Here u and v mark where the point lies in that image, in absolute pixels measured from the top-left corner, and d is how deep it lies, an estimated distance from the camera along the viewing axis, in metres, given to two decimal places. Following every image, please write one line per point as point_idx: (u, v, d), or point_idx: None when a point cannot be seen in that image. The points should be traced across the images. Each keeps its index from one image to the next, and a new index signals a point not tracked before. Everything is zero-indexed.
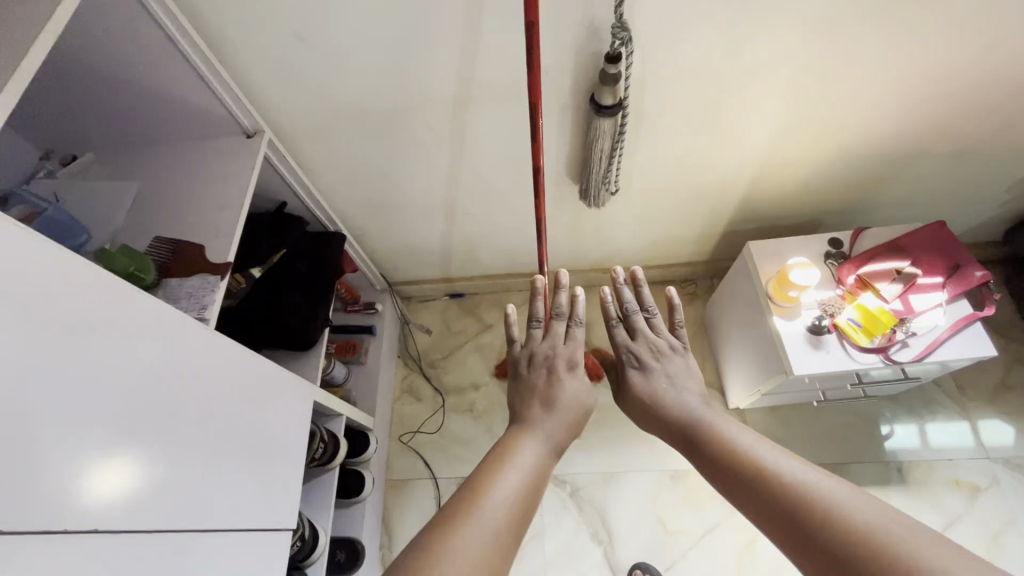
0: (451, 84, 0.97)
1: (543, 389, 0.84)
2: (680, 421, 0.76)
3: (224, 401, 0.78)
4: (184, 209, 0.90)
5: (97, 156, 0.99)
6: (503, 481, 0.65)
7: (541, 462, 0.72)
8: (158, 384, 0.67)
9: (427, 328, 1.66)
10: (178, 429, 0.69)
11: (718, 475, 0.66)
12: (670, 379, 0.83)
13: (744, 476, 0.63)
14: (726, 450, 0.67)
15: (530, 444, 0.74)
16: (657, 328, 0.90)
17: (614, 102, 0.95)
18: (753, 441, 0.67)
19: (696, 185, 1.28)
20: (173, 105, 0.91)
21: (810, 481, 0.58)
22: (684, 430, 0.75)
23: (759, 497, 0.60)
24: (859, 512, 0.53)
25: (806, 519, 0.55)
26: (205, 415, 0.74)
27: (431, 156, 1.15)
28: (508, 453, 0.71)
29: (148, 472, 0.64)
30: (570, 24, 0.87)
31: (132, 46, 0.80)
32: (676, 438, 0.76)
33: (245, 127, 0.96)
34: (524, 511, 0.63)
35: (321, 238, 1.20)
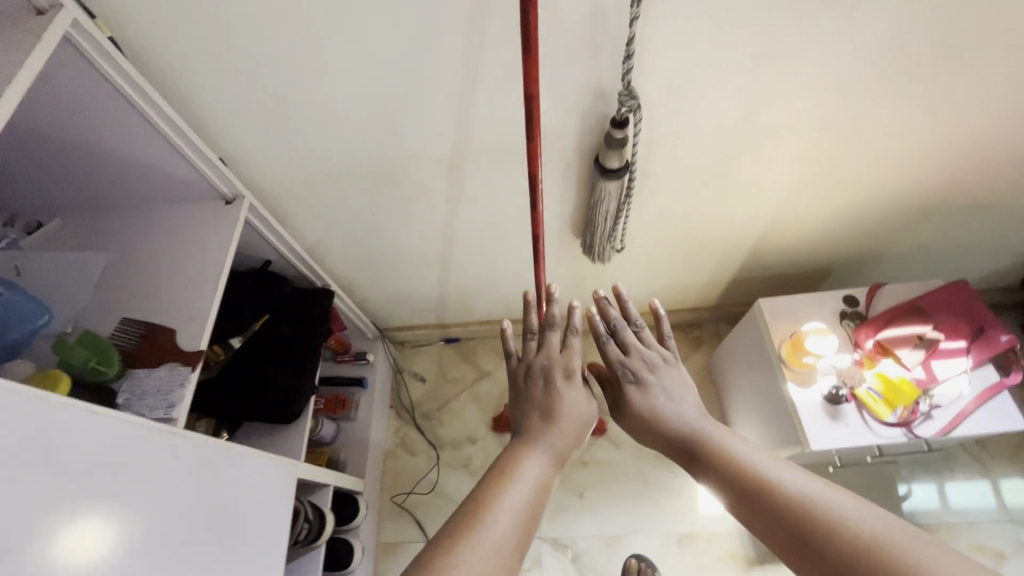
0: (445, 146, 0.92)
1: (541, 399, 0.71)
2: (678, 428, 0.66)
3: (189, 489, 0.70)
4: (154, 285, 0.83)
5: (65, 223, 0.92)
6: (501, 503, 0.55)
7: (542, 473, 0.61)
8: (104, 484, 0.59)
9: (421, 376, 1.58)
10: (129, 531, 0.61)
11: (720, 486, 0.58)
12: (666, 391, 0.71)
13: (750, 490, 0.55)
14: (730, 460, 0.58)
15: (528, 454, 0.63)
16: (647, 340, 0.78)
17: (621, 165, 0.89)
18: (755, 450, 0.59)
19: (703, 237, 1.22)
20: (142, 172, 0.85)
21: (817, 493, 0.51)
22: (682, 440, 0.65)
23: (769, 514, 0.52)
24: (876, 526, 0.47)
25: (822, 539, 0.48)
26: (163, 510, 0.66)
27: (425, 212, 1.08)
28: (505, 467, 0.60)
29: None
30: (574, 89, 0.81)
31: (96, 116, 0.74)
32: (673, 448, 0.66)
33: (223, 192, 0.89)
34: (523, 533, 0.53)
35: (309, 295, 1.13)
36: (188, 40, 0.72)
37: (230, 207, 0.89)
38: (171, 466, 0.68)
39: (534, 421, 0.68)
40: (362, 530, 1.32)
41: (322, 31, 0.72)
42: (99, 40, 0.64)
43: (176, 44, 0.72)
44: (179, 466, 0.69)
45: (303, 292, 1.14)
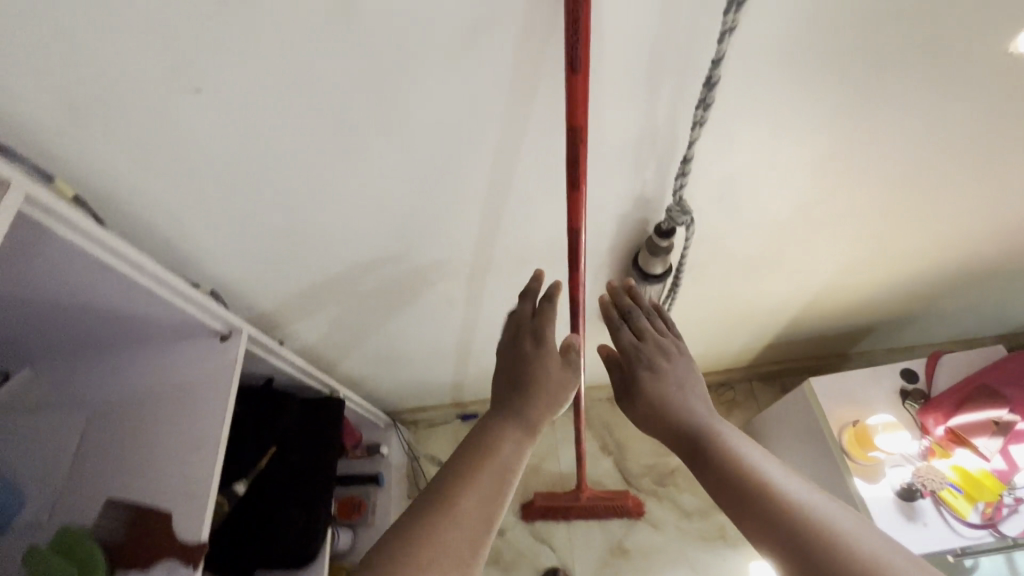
0: (466, 253, 0.82)
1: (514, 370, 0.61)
2: (681, 416, 0.56)
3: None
4: (143, 452, 0.71)
5: (34, 374, 0.79)
6: (471, 488, 0.49)
7: (518, 446, 0.54)
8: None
9: (439, 460, 1.47)
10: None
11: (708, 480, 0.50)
12: (679, 380, 0.60)
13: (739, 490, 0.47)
14: (727, 456, 0.49)
15: (507, 426, 0.55)
16: (663, 328, 0.68)
17: (665, 269, 0.79)
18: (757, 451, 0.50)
19: (743, 313, 1.12)
20: (120, 321, 0.73)
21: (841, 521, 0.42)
22: (683, 429, 0.55)
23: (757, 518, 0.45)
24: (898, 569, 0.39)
25: (814, 556, 0.41)
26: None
27: (441, 311, 0.98)
28: (477, 449, 0.53)
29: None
30: (614, 198, 0.71)
31: (61, 276, 0.63)
32: (671, 437, 0.56)
33: (217, 328, 0.78)
34: (485, 516, 0.48)
35: (316, 412, 1.03)
36: (170, 185, 0.61)
37: (227, 343, 0.78)
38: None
39: (512, 386, 0.60)
40: None
41: (331, 161, 0.62)
42: (61, 207, 0.53)
43: (155, 189, 0.61)
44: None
45: (310, 408, 1.03)
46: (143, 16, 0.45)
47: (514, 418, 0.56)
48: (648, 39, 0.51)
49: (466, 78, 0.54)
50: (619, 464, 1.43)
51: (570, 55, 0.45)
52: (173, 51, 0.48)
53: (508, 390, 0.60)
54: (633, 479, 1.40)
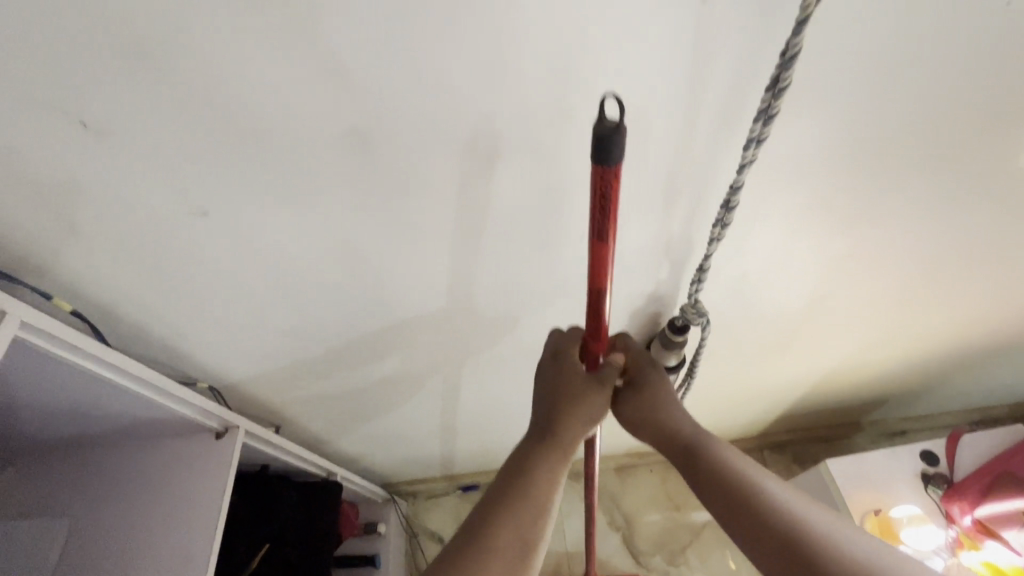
0: (475, 342, 0.80)
1: (557, 386, 0.57)
2: (675, 426, 0.56)
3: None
4: (127, 567, 0.67)
5: (21, 471, 0.76)
6: (508, 521, 0.47)
7: (555, 466, 0.51)
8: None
9: (439, 536, 1.41)
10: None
11: (704, 493, 0.50)
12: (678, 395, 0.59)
13: (736, 506, 0.47)
14: (717, 464, 0.50)
15: (540, 451, 0.52)
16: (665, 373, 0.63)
17: (679, 361, 0.76)
18: (755, 463, 0.50)
19: (754, 391, 1.09)
20: (109, 422, 0.70)
21: (829, 530, 0.43)
22: (676, 436, 0.55)
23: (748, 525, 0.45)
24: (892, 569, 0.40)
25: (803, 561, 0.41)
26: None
27: (446, 393, 0.96)
28: (517, 474, 0.51)
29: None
30: (626, 295, 0.70)
31: (52, 385, 0.60)
32: (664, 443, 0.56)
33: (212, 425, 0.74)
34: (526, 542, 0.47)
35: (313, 500, 0.98)
36: (173, 291, 0.59)
37: (221, 442, 0.74)
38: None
39: (547, 405, 0.56)
40: None
41: (340, 266, 0.61)
42: (57, 332, 0.51)
43: (160, 297, 0.60)
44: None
45: (306, 495, 0.99)
46: (158, 145, 0.44)
47: (551, 440, 0.53)
48: (665, 152, 0.51)
49: (482, 189, 0.53)
50: (628, 540, 1.36)
51: (598, 224, 0.44)
52: (185, 174, 0.47)
53: (542, 411, 0.56)
54: (642, 558, 1.34)
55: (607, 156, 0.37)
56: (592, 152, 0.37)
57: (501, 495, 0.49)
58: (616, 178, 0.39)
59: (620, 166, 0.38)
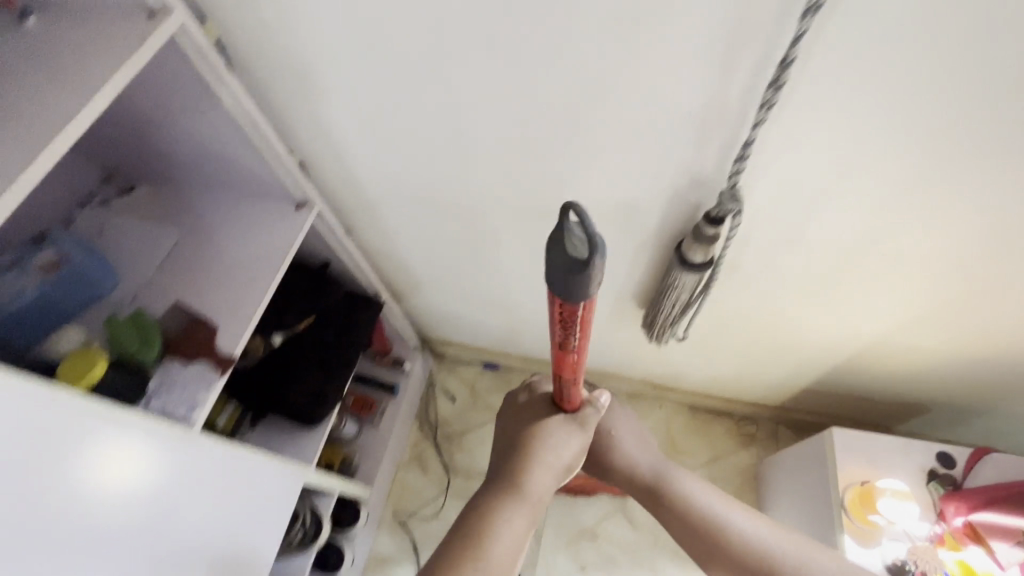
0: (521, 195, 0.87)
1: (526, 431, 0.66)
2: (639, 471, 0.75)
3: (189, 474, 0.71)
4: (210, 277, 0.84)
5: (150, 190, 0.95)
6: (481, 563, 0.56)
7: (521, 516, 0.61)
8: (107, 451, 0.61)
9: (451, 395, 1.57)
10: (108, 506, 0.62)
11: (673, 524, 0.73)
12: (629, 438, 0.78)
13: (699, 531, 0.71)
14: (679, 499, 0.72)
15: (513, 503, 0.61)
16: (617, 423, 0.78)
17: (706, 260, 0.79)
18: (698, 485, 0.74)
19: (782, 345, 1.09)
20: (222, 165, 0.86)
21: (757, 532, 0.70)
22: (644, 482, 0.75)
23: (714, 546, 0.70)
24: (794, 545, 0.69)
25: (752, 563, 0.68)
26: (153, 494, 0.67)
27: (488, 251, 1.05)
28: (489, 521, 0.60)
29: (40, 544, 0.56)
30: (672, 173, 0.73)
31: (188, 110, 0.75)
32: (634, 491, 0.76)
33: (295, 197, 0.90)
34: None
35: (357, 304, 1.13)
36: (286, 51, 0.71)
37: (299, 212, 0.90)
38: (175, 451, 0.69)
39: (520, 453, 0.65)
40: (359, 536, 1.30)
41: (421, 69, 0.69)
42: (199, 44, 0.64)
43: (277, 57, 0.72)
44: (187, 451, 0.71)
45: (352, 299, 1.14)
46: None
47: (521, 491, 0.62)
48: None
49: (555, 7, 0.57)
50: None
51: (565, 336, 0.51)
52: None
53: (517, 457, 0.65)
54: None
55: (575, 292, 0.42)
56: (558, 286, 0.42)
57: (473, 538, 0.58)
58: (584, 307, 0.44)
59: (588, 300, 0.43)
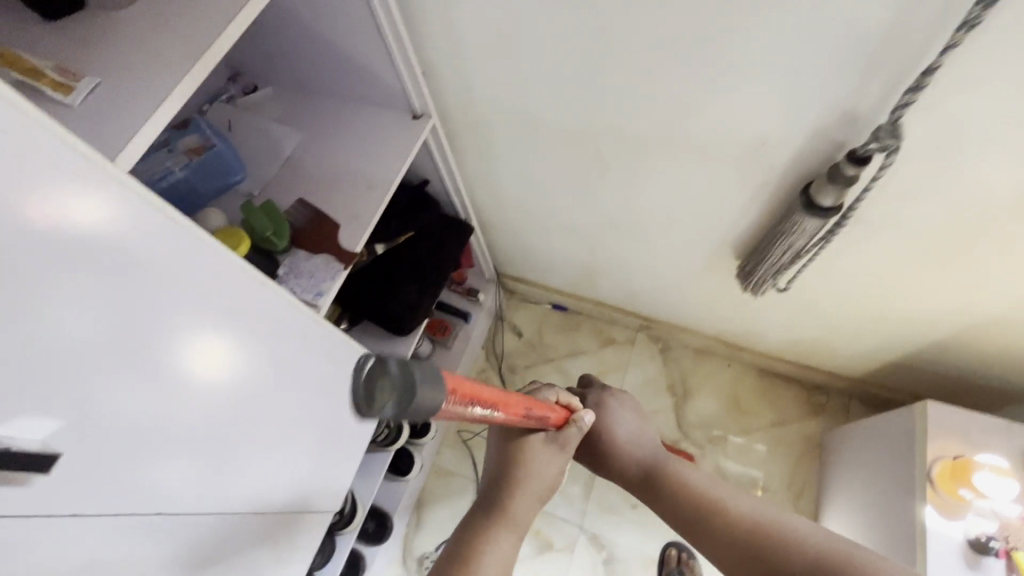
0: (643, 126, 0.84)
1: (509, 455, 0.67)
2: (638, 465, 0.74)
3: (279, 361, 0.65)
4: (332, 177, 0.88)
5: (275, 93, 0.98)
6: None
7: (506, 541, 0.60)
8: (197, 335, 0.53)
9: (518, 331, 1.60)
10: (200, 393, 0.55)
11: (674, 518, 0.69)
12: (625, 429, 0.76)
13: (698, 522, 0.67)
14: (677, 488, 0.70)
15: (497, 529, 0.60)
16: (609, 413, 0.77)
17: (835, 205, 0.75)
18: (698, 476, 0.71)
19: (884, 311, 1.04)
20: (348, 68, 0.88)
21: (764, 516, 0.65)
22: (642, 475, 0.74)
23: (717, 537, 0.65)
24: (811, 528, 0.63)
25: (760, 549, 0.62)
26: (245, 381, 0.60)
27: (590, 185, 1.04)
28: (472, 542, 0.59)
29: (134, 435, 0.49)
30: (822, 107, 0.69)
31: (328, 9, 0.76)
32: (635, 485, 0.74)
33: (414, 107, 0.91)
34: None
35: (449, 226, 1.16)
36: None
37: (416, 123, 0.92)
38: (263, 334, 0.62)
39: (503, 479, 0.65)
40: (426, 449, 1.38)
41: None
42: None
43: None
44: (276, 334, 0.64)
45: (445, 220, 1.17)
46: None
47: (504, 515, 0.62)
48: None
49: None
50: (679, 409, 1.46)
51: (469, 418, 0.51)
52: None
53: (498, 484, 0.65)
54: (687, 429, 1.44)
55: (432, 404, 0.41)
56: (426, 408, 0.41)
57: (456, 559, 0.57)
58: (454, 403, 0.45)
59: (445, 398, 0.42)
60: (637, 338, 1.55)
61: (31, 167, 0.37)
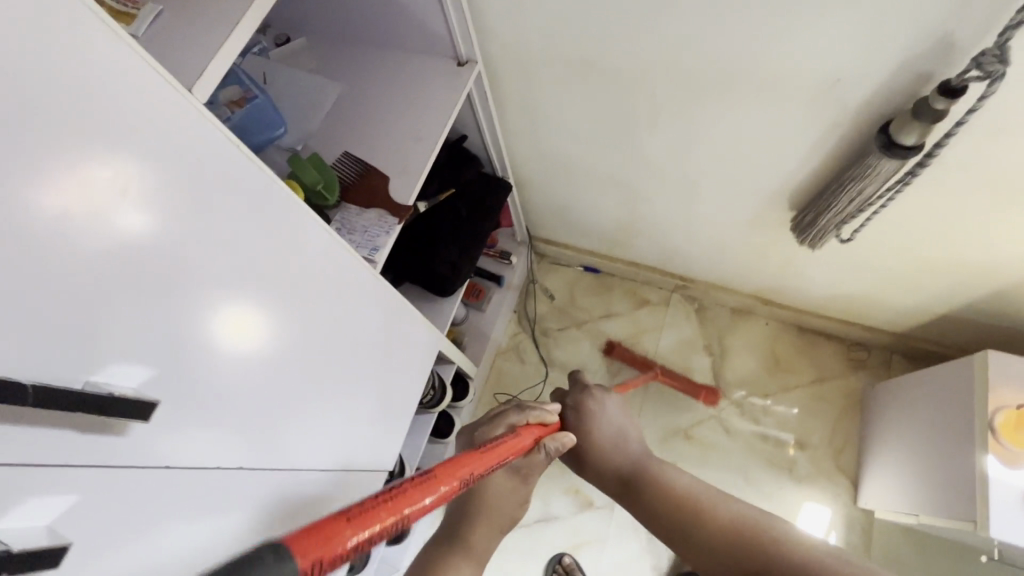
0: (705, 67, 0.79)
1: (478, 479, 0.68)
2: (619, 463, 0.68)
3: (314, 331, 0.60)
4: (377, 129, 0.84)
5: (308, 45, 0.94)
6: None
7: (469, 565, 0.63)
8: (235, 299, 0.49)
9: (550, 294, 1.58)
10: (244, 365, 0.51)
11: (653, 522, 0.60)
12: (606, 429, 0.73)
13: (679, 526, 0.57)
14: (657, 486, 0.62)
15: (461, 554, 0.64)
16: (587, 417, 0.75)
17: (918, 142, 0.71)
18: (685, 476, 0.62)
19: (942, 260, 1.01)
20: (390, 12, 0.83)
21: (759, 520, 0.54)
22: (622, 474, 0.67)
23: (701, 543, 0.55)
24: (814, 540, 0.52)
25: (750, 556, 0.52)
26: (284, 345, 0.56)
27: (638, 135, 0.99)
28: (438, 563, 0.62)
29: (188, 403, 0.46)
30: (913, 36, 0.64)
31: None
32: (614, 484, 0.67)
33: (460, 54, 0.87)
34: None
35: (489, 184, 1.12)
36: None
37: (462, 70, 0.88)
38: (301, 302, 0.57)
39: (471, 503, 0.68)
40: (464, 412, 1.38)
41: None
42: None
43: None
44: (312, 303, 0.59)
45: (483, 178, 1.13)
46: None
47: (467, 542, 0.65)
48: None
49: None
50: (717, 369, 1.45)
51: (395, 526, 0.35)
52: None
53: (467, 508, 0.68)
54: (725, 387, 1.43)
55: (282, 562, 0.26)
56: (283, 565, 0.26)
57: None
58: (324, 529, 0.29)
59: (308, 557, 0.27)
60: (672, 298, 1.53)
61: (87, 93, 0.35)
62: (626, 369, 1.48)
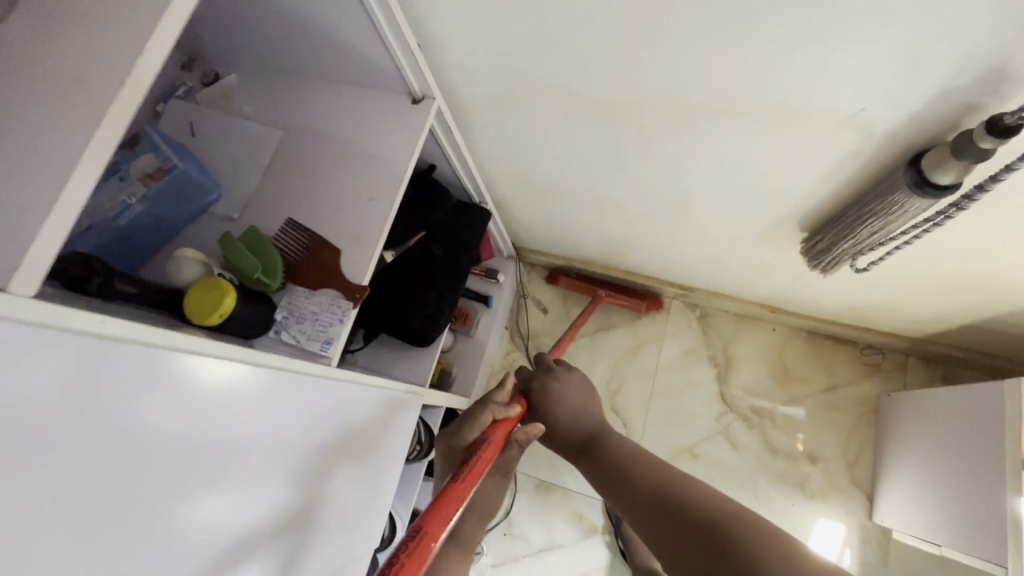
0: (699, 94, 0.67)
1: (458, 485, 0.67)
2: (578, 431, 0.73)
3: (261, 427, 0.53)
4: (323, 188, 0.73)
5: (241, 81, 0.81)
6: None
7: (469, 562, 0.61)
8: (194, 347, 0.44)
9: (543, 307, 1.49)
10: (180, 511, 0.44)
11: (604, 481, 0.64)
12: (569, 399, 0.77)
13: (622, 482, 0.61)
14: (608, 450, 0.67)
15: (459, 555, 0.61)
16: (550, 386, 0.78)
17: (955, 183, 0.60)
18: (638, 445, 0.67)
19: (971, 281, 0.90)
20: (327, 46, 0.70)
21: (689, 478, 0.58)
22: (582, 441, 0.72)
23: (637, 494, 0.59)
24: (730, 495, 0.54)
25: (675, 502, 0.55)
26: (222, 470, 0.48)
27: (626, 159, 0.87)
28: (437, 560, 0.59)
29: (155, 468, 0.41)
30: (955, 66, 0.52)
31: None
32: (573, 447, 0.72)
33: (413, 90, 0.74)
34: None
35: (464, 216, 1.02)
36: None
37: (418, 109, 0.75)
38: (228, 410, 0.49)
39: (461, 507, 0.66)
40: None
41: None
42: None
43: None
44: (249, 399, 0.51)
45: (458, 209, 1.02)
46: None
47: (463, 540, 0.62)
48: None
49: None
50: (722, 380, 1.37)
51: None
52: None
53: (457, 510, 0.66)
54: (731, 400, 1.36)
55: None
56: None
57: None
58: None
59: None
60: (672, 306, 1.43)
61: None
62: (626, 385, 1.40)
